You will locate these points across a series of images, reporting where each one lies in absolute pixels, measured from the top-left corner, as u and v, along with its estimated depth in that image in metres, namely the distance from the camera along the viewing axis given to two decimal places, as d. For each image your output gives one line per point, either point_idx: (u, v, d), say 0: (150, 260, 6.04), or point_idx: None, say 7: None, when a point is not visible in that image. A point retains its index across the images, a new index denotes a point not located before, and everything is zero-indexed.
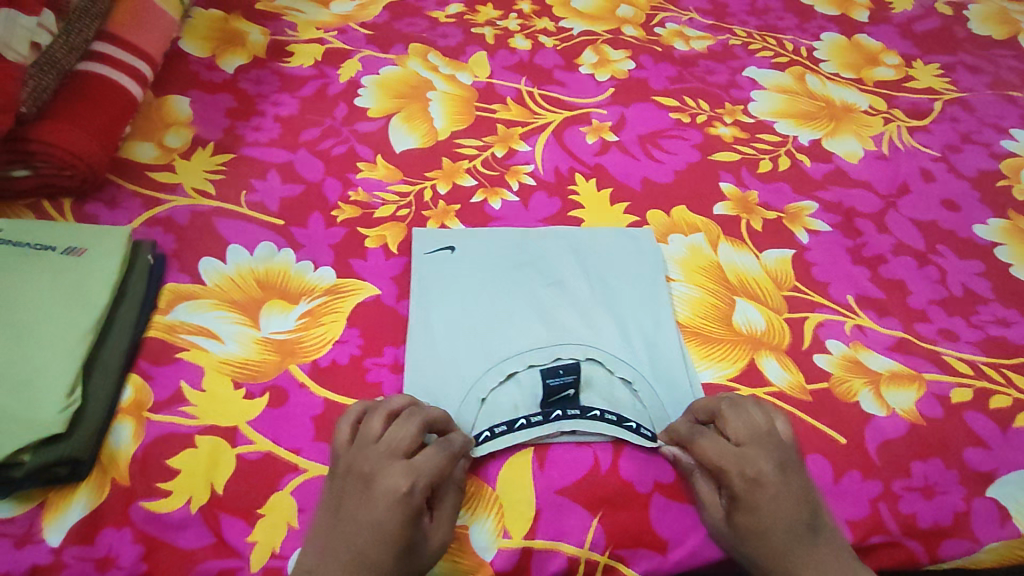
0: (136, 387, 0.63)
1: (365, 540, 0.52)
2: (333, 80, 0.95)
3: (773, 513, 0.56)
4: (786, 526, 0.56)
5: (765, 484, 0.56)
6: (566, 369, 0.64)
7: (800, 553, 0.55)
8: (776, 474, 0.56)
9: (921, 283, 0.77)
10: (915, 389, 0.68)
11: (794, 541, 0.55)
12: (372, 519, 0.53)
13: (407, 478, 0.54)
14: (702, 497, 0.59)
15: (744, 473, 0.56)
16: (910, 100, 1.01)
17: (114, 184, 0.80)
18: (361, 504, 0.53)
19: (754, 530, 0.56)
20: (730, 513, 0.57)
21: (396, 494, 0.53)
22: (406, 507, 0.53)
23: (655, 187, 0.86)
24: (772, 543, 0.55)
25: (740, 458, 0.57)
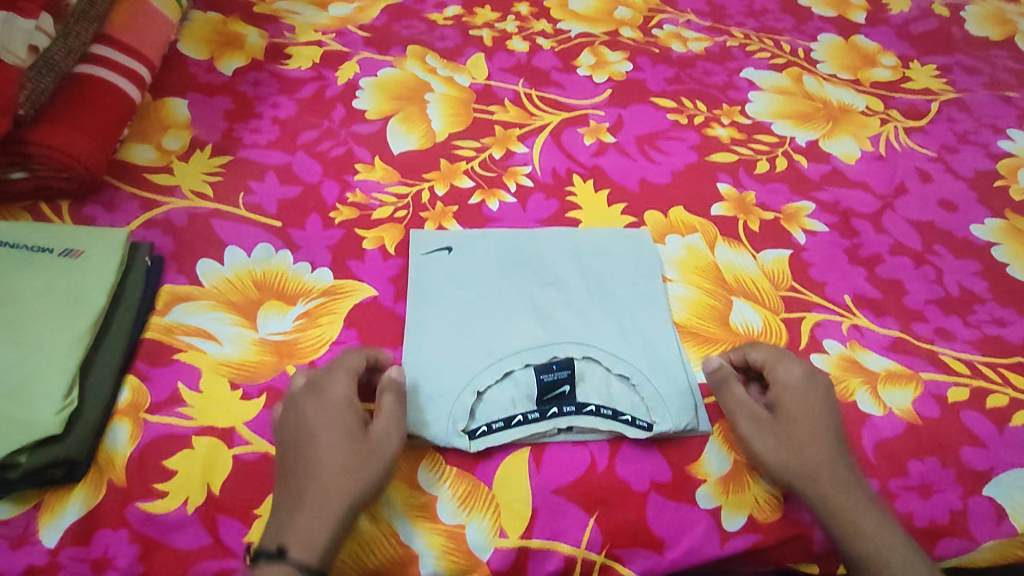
0: (133, 388, 0.63)
1: (310, 453, 0.57)
2: (332, 83, 0.95)
3: (818, 437, 0.61)
4: (830, 449, 0.60)
5: (810, 411, 0.62)
6: (560, 364, 0.65)
7: (845, 485, 0.59)
8: (819, 403, 0.62)
9: (917, 283, 0.77)
10: (912, 389, 0.68)
11: (839, 463, 0.60)
12: (303, 432, 0.58)
13: (329, 394, 0.59)
14: (753, 437, 0.62)
15: (796, 400, 0.62)
16: (907, 100, 1.01)
17: (112, 186, 0.80)
18: (294, 425, 0.58)
19: (808, 464, 0.60)
20: (784, 449, 0.61)
21: (323, 407, 0.59)
22: (334, 415, 0.58)
23: (652, 188, 0.86)
24: (823, 477, 0.59)
25: (787, 389, 0.63)
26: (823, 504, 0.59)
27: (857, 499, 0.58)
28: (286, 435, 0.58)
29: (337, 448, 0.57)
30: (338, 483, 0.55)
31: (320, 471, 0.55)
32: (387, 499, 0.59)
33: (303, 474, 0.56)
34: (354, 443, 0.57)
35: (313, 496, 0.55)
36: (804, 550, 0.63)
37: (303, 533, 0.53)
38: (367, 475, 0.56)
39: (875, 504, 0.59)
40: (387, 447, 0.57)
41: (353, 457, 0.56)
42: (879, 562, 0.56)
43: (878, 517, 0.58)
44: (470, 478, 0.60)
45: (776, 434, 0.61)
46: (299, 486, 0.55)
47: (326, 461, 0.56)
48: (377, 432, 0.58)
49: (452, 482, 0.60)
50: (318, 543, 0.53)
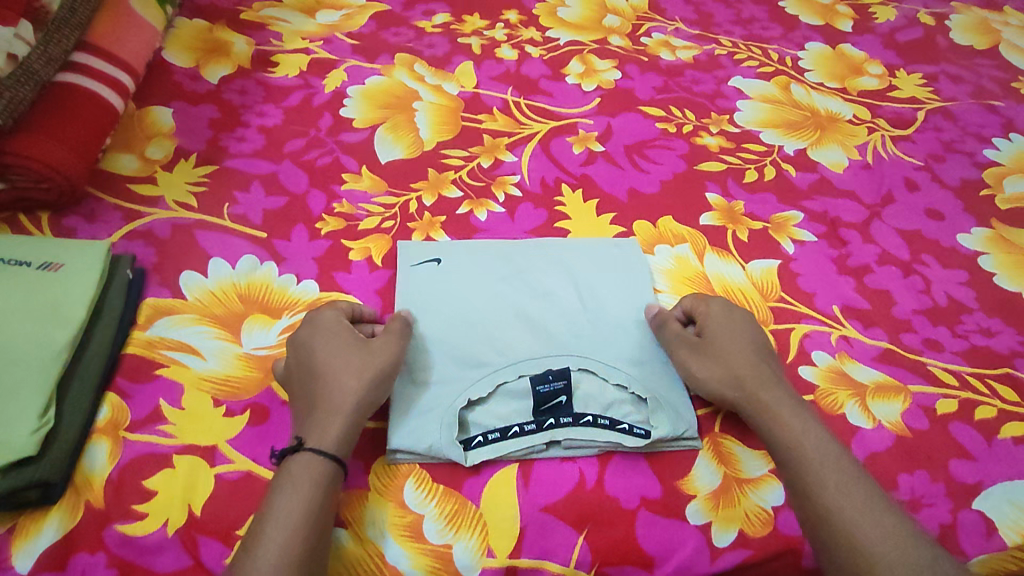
0: (113, 406, 0.61)
1: (321, 371, 0.61)
2: (319, 91, 0.95)
3: (742, 352, 0.65)
4: (754, 363, 0.65)
5: (736, 332, 0.66)
6: (555, 375, 0.65)
7: (768, 393, 0.62)
8: (742, 327, 0.67)
9: (906, 293, 0.77)
10: (900, 401, 0.67)
11: (764, 371, 0.64)
12: (306, 353, 0.62)
13: (322, 320, 0.65)
14: (690, 367, 0.65)
15: (717, 325, 0.67)
16: (894, 109, 1.02)
17: (94, 197, 0.78)
18: (296, 349, 0.63)
19: (732, 379, 0.63)
20: (712, 368, 0.64)
21: (316, 331, 0.64)
22: (332, 341, 0.63)
23: (641, 197, 0.86)
24: (747, 389, 0.63)
25: (715, 316, 0.68)
26: (753, 407, 0.62)
27: (781, 398, 0.62)
28: (292, 363, 0.63)
29: (340, 358, 0.61)
30: (344, 386, 0.60)
31: (327, 378, 0.60)
32: (372, 518, 0.58)
33: (310, 383, 0.61)
34: (353, 352, 0.62)
35: (323, 398, 0.59)
36: (795, 566, 0.61)
37: (318, 426, 0.57)
38: (371, 376, 0.60)
39: (797, 402, 0.62)
40: (388, 355, 0.62)
41: (354, 364, 0.61)
42: (799, 449, 0.59)
43: (799, 412, 0.61)
44: (456, 495, 0.59)
45: (707, 359, 0.65)
46: (309, 394, 0.60)
47: (331, 370, 0.61)
48: (376, 344, 0.62)
49: (439, 500, 0.59)
50: (331, 431, 0.57)
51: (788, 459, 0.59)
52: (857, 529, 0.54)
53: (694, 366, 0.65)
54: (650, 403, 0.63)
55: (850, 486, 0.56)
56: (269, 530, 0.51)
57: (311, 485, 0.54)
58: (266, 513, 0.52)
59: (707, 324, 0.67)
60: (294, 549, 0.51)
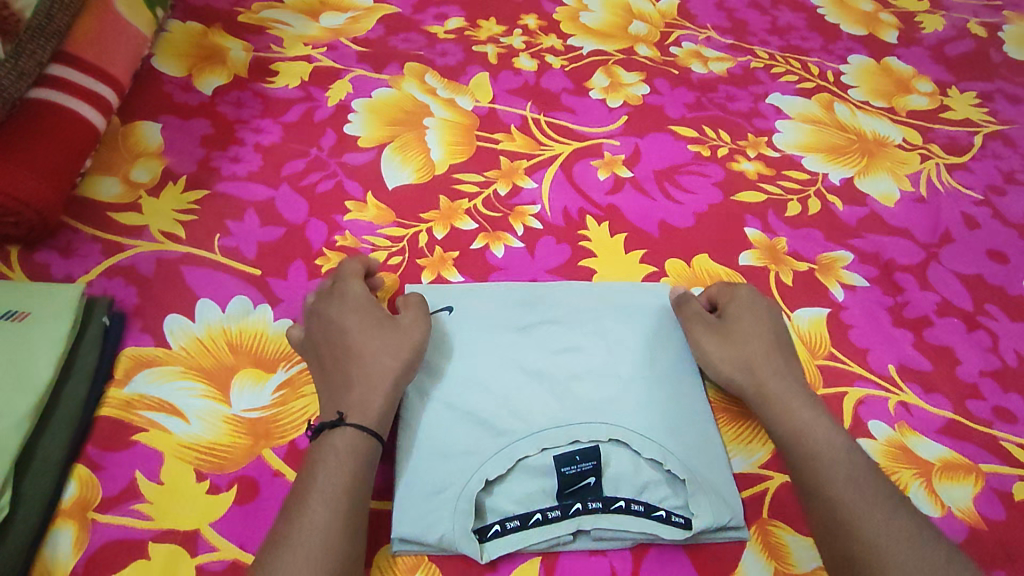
0: (81, 481, 0.54)
1: (353, 349, 0.58)
2: (321, 104, 0.87)
3: (759, 341, 0.62)
4: (769, 354, 0.62)
5: (752, 321, 0.64)
6: (583, 455, 0.57)
7: (780, 385, 0.60)
8: (767, 315, 0.65)
9: (971, 351, 0.69)
10: (971, 483, 0.60)
11: (778, 361, 0.62)
12: (336, 332, 0.59)
13: (341, 287, 0.63)
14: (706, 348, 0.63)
15: (740, 311, 0.65)
16: (947, 133, 0.93)
17: (70, 227, 0.71)
18: (321, 328, 0.60)
19: (747, 363, 0.61)
20: (725, 348, 0.62)
21: (337, 299, 0.62)
22: (355, 316, 0.60)
23: (673, 232, 0.78)
24: (760, 377, 0.60)
25: (736, 303, 0.65)
26: (761, 397, 0.60)
27: (790, 387, 0.60)
28: (318, 338, 0.60)
29: (373, 337, 0.58)
30: (379, 365, 0.57)
31: (360, 357, 0.57)
32: None
33: (341, 362, 0.58)
34: (385, 333, 0.59)
35: (358, 377, 0.56)
36: None
37: (358, 402, 0.55)
38: (405, 352, 0.58)
39: (807, 394, 0.60)
40: (417, 331, 0.59)
41: (380, 340, 0.58)
42: (804, 438, 0.56)
43: (808, 402, 0.59)
44: None
45: (727, 342, 0.63)
46: (342, 372, 0.57)
47: (364, 348, 0.58)
48: (404, 321, 0.60)
49: None
50: (371, 402, 0.55)
51: (793, 449, 0.56)
52: (855, 520, 0.51)
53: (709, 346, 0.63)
54: (689, 486, 0.56)
55: (857, 478, 0.54)
56: (314, 496, 0.50)
57: (350, 457, 0.52)
58: (298, 490, 0.51)
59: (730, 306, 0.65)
60: (325, 525, 0.49)
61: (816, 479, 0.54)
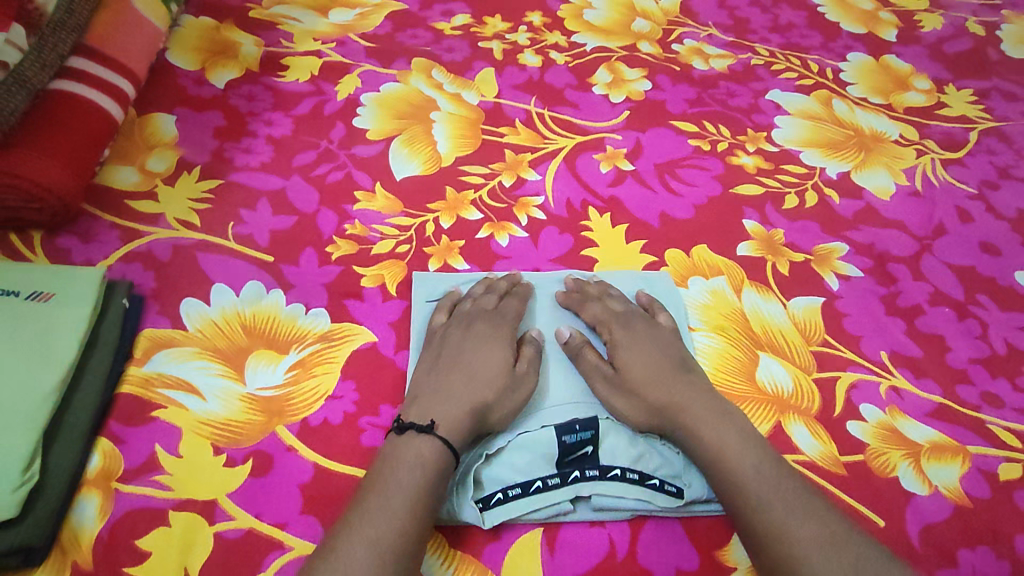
0: (104, 453, 0.57)
1: (468, 373, 0.60)
2: (331, 98, 0.89)
3: (659, 373, 0.61)
4: (670, 386, 0.60)
5: (645, 348, 0.63)
6: (582, 426, 0.59)
7: (688, 416, 0.58)
8: (660, 345, 0.64)
9: (961, 339, 0.71)
10: (958, 464, 0.62)
11: (684, 392, 0.60)
12: (455, 353, 0.62)
13: (510, 312, 0.66)
14: (609, 400, 0.60)
15: (631, 348, 0.63)
16: (943, 129, 0.95)
17: (90, 214, 0.73)
18: (443, 344, 0.63)
19: (657, 404, 0.59)
20: (629, 394, 0.60)
21: (497, 319, 0.65)
22: (485, 343, 0.63)
23: (673, 223, 0.80)
24: (677, 417, 0.59)
25: (621, 336, 0.64)
26: (682, 433, 0.58)
27: (702, 415, 0.58)
28: (437, 350, 0.63)
29: (487, 366, 0.60)
30: (477, 393, 0.58)
31: (463, 379, 0.59)
32: None
33: (445, 375, 0.60)
34: (501, 366, 0.61)
35: (453, 394, 0.58)
36: None
37: (449, 416, 0.56)
38: (510, 392, 0.59)
39: (720, 414, 0.58)
40: (529, 375, 0.61)
41: (503, 378, 0.60)
42: (721, 464, 0.55)
43: (717, 426, 0.57)
44: (476, 563, 0.54)
45: (625, 388, 0.61)
46: (438, 384, 0.59)
47: (473, 372, 0.60)
48: (524, 367, 0.61)
49: (460, 568, 0.54)
50: (464, 427, 0.56)
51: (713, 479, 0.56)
52: (787, 549, 0.50)
53: (609, 396, 0.60)
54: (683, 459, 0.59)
55: (771, 496, 0.53)
56: (372, 503, 0.51)
57: (422, 467, 0.53)
58: (377, 484, 0.52)
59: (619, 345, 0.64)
60: (393, 526, 0.49)
61: (745, 511, 0.53)
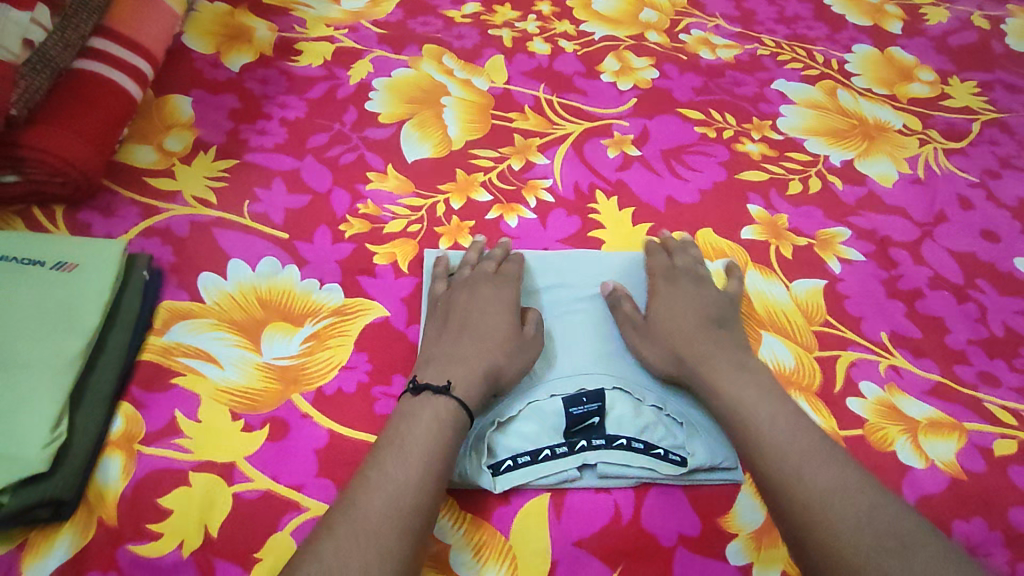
0: (127, 416, 0.59)
1: (478, 339, 0.63)
2: (344, 82, 0.91)
3: (687, 327, 0.65)
4: (694, 339, 0.64)
5: (681, 304, 0.68)
6: (589, 397, 0.61)
7: (709, 365, 0.62)
8: (693, 300, 0.68)
9: (960, 321, 0.73)
10: (955, 439, 0.64)
11: (709, 345, 0.64)
12: (462, 318, 0.65)
13: (512, 275, 0.69)
14: (639, 349, 0.65)
15: (667, 305, 0.68)
16: (946, 120, 0.96)
17: (110, 190, 0.75)
18: (451, 309, 0.66)
19: (685, 353, 0.63)
20: (656, 344, 0.65)
21: (502, 282, 0.68)
22: (491, 309, 0.65)
23: (679, 207, 0.82)
24: (703, 366, 0.62)
25: (664, 291, 0.69)
26: (701, 383, 0.62)
27: (723, 366, 0.62)
28: (444, 317, 0.66)
29: (496, 332, 0.63)
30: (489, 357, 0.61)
31: (473, 345, 0.62)
32: None
33: (455, 340, 0.63)
34: (509, 334, 0.63)
35: (465, 358, 0.61)
36: None
37: (463, 378, 0.59)
38: (519, 359, 0.62)
39: (742, 366, 0.62)
40: (537, 347, 0.64)
41: (513, 340, 0.63)
42: (736, 413, 0.59)
43: (738, 377, 0.61)
44: (486, 525, 0.56)
45: (652, 339, 0.65)
46: (450, 349, 0.62)
47: (484, 339, 0.63)
48: (531, 333, 0.64)
49: (469, 530, 0.56)
50: (479, 387, 0.59)
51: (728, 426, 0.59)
52: (799, 491, 0.53)
53: (638, 345, 0.65)
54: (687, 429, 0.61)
55: (781, 441, 0.56)
56: (391, 461, 0.52)
57: (439, 427, 0.55)
58: (395, 442, 0.54)
59: (657, 303, 0.68)
60: (408, 487, 0.51)
61: (756, 453, 0.56)
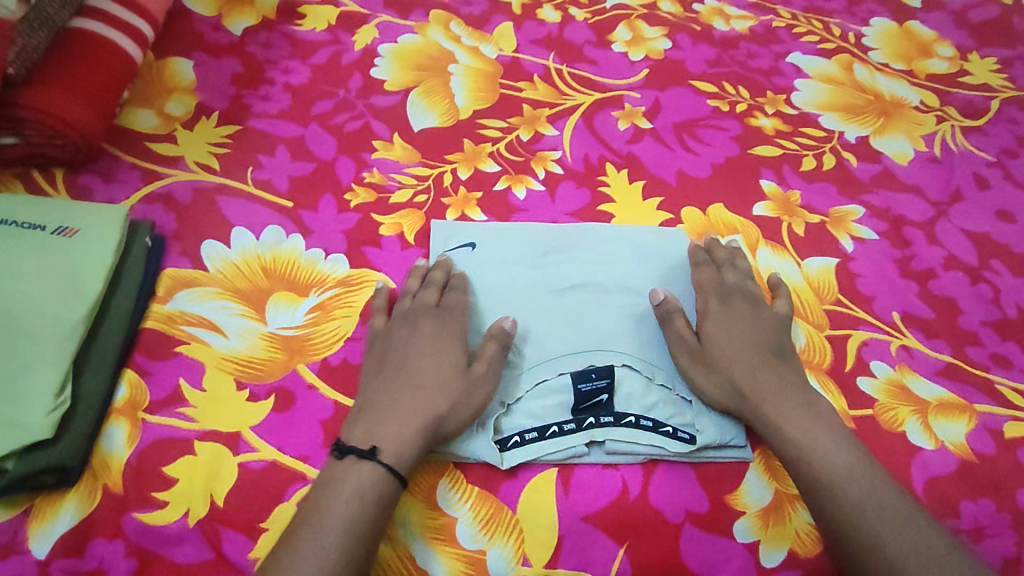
0: (131, 384, 0.58)
1: (415, 387, 0.58)
2: (349, 47, 0.88)
3: (744, 357, 0.62)
4: (754, 370, 0.61)
5: (735, 326, 0.64)
6: (598, 373, 0.61)
7: (772, 403, 0.59)
8: (748, 330, 0.64)
9: (973, 302, 0.72)
10: (965, 421, 0.63)
11: (772, 381, 0.60)
12: (396, 359, 0.60)
13: (456, 307, 0.64)
14: (693, 377, 0.61)
15: (720, 329, 0.64)
16: (964, 96, 0.94)
17: (111, 155, 0.74)
18: (386, 347, 0.61)
19: (748, 388, 0.60)
20: (710, 374, 0.61)
21: (444, 318, 0.63)
22: (434, 351, 0.61)
23: (690, 181, 0.80)
24: (767, 404, 0.59)
25: (716, 310, 0.66)
26: (763, 422, 0.59)
27: (785, 406, 0.59)
28: (379, 354, 0.61)
29: (432, 378, 0.58)
30: (426, 408, 0.56)
31: (407, 393, 0.57)
32: (403, 519, 0.55)
33: (388, 387, 0.58)
34: (453, 378, 0.58)
35: (395, 410, 0.56)
36: None
37: (392, 436, 0.54)
38: (460, 402, 0.57)
39: (809, 408, 0.59)
40: (484, 387, 0.59)
41: (458, 385, 0.58)
42: (805, 458, 0.56)
43: (807, 419, 0.58)
44: (492, 499, 0.56)
45: (708, 366, 0.62)
46: (382, 398, 0.57)
47: (422, 386, 0.58)
48: (476, 373, 0.59)
49: (475, 503, 0.56)
50: (409, 447, 0.54)
51: (797, 471, 0.56)
52: (877, 554, 0.51)
53: (691, 372, 0.61)
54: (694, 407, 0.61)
55: (863, 497, 0.53)
56: (305, 540, 0.48)
57: (357, 499, 0.51)
58: (311, 518, 0.50)
59: (711, 327, 0.64)
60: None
61: (831, 506, 0.54)
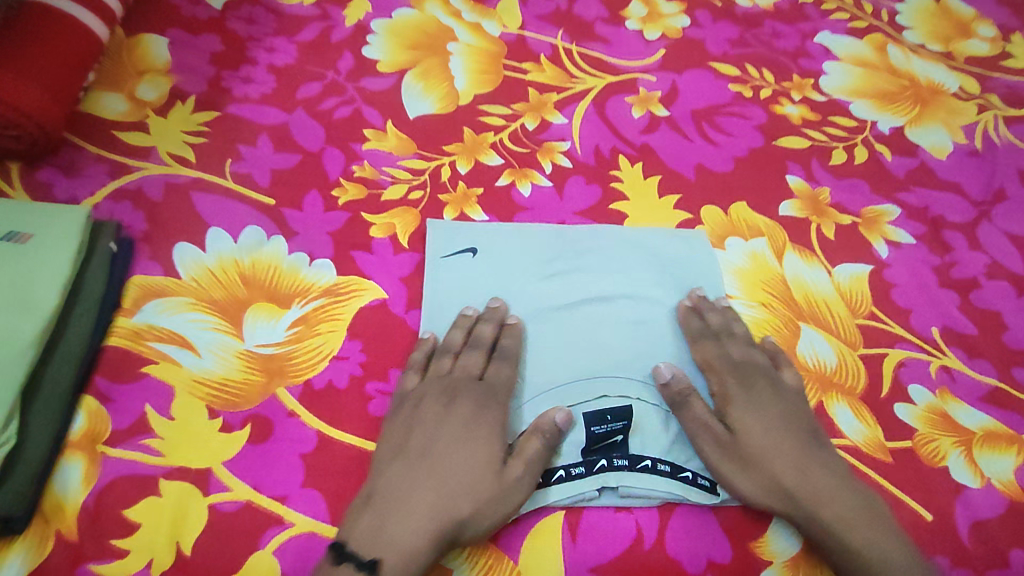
0: (91, 414, 0.53)
1: (438, 479, 0.51)
2: (337, 23, 0.80)
3: (787, 452, 0.54)
4: (801, 466, 0.54)
5: (764, 410, 0.57)
6: (614, 415, 0.56)
7: (830, 507, 0.52)
8: (779, 415, 0.56)
9: (1018, 317, 0.66)
10: (1012, 454, 0.58)
11: (822, 481, 0.53)
12: (407, 444, 0.54)
13: (501, 383, 0.57)
14: (730, 477, 0.54)
15: (748, 416, 0.56)
16: (1007, 82, 0.87)
17: (74, 145, 0.67)
18: (411, 425, 0.54)
19: (796, 488, 0.53)
20: (749, 472, 0.54)
21: (485, 395, 0.56)
22: (465, 437, 0.54)
23: (711, 176, 0.73)
24: (823, 507, 0.52)
25: (738, 392, 0.58)
26: (819, 530, 0.51)
27: (846, 509, 0.52)
28: (402, 435, 0.54)
29: (457, 475, 0.52)
30: (442, 511, 0.50)
31: (423, 490, 0.51)
32: None
33: (407, 476, 0.52)
34: (483, 477, 0.52)
35: (406, 509, 0.50)
36: None
37: (398, 540, 0.48)
38: (485, 510, 0.50)
39: (871, 510, 0.52)
40: (517, 492, 0.51)
41: (488, 486, 0.51)
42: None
43: (874, 526, 0.51)
44: (491, 547, 0.51)
45: (744, 463, 0.54)
46: (399, 489, 0.51)
47: (445, 483, 0.51)
48: (510, 474, 0.52)
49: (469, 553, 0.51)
50: (416, 557, 0.48)
51: None
52: None
53: (728, 472, 0.54)
54: None
55: None
56: None
57: None
58: None
59: (738, 413, 0.57)
60: None
61: None
